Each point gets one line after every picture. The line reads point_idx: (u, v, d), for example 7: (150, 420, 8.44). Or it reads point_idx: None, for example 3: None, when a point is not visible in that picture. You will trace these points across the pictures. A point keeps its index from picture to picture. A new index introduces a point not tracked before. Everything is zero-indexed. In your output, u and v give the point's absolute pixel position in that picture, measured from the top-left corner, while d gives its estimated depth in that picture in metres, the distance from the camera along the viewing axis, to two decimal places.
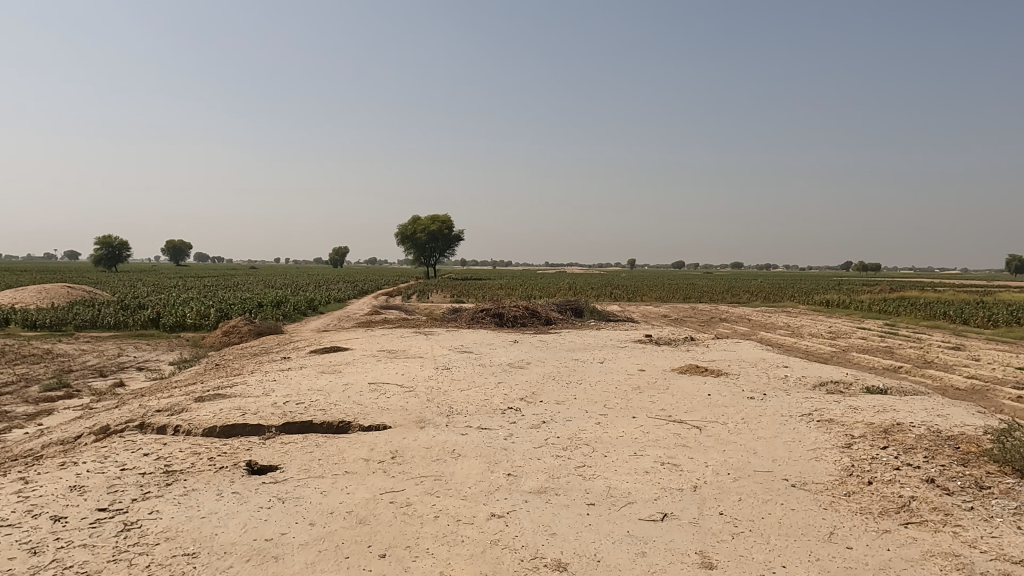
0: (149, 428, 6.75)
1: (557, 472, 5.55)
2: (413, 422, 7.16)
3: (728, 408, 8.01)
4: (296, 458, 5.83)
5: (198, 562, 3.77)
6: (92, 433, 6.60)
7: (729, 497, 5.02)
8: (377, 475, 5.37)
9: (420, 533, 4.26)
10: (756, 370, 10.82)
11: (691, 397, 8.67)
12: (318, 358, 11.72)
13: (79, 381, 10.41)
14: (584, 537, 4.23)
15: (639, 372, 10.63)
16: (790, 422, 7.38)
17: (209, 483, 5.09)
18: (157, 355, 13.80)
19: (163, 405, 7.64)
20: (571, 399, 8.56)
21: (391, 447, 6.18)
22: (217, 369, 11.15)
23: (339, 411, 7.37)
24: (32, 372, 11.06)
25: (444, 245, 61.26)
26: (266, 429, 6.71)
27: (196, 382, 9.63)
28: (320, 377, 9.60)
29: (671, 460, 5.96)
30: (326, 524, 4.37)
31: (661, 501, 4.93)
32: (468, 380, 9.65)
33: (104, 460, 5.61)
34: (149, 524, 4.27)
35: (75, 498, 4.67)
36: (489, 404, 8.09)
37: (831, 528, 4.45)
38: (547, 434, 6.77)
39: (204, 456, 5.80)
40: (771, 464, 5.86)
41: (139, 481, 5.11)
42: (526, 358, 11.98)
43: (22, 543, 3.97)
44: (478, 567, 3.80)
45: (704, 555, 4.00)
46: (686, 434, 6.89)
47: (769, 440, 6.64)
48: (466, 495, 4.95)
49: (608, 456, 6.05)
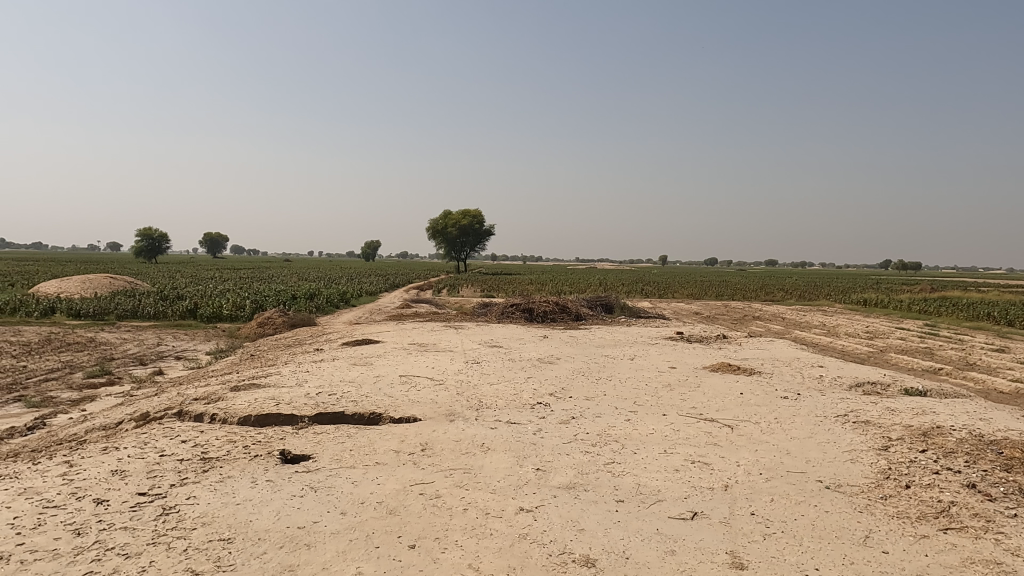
0: (187, 416, 6.93)
1: (586, 468, 5.54)
2: (444, 415, 7.21)
3: (760, 408, 7.88)
4: (329, 449, 5.92)
5: (233, 547, 3.85)
6: (132, 420, 6.79)
7: (761, 498, 4.95)
8: (407, 467, 5.43)
9: (450, 525, 4.29)
10: (789, 369, 10.64)
11: (723, 395, 8.57)
12: (349, 350, 11.88)
13: (120, 369, 10.71)
14: (613, 534, 4.21)
15: (671, 370, 10.54)
16: (825, 423, 7.23)
17: (244, 471, 5.20)
18: (193, 344, 14.14)
19: (200, 394, 7.83)
20: (601, 396, 8.53)
21: (421, 439, 6.24)
22: (251, 359, 11.39)
23: (370, 404, 7.45)
24: (76, 359, 11.43)
25: (475, 241, 61.24)
26: (299, 419, 6.83)
27: (232, 372, 9.82)
28: (352, 369, 9.74)
29: (702, 459, 5.90)
30: (357, 513, 4.42)
31: (691, 500, 4.88)
32: (497, 375, 9.68)
33: (144, 446, 5.78)
34: (186, 510, 4.38)
35: (116, 483, 4.82)
36: (518, 399, 8.11)
37: (866, 532, 4.37)
38: (576, 430, 6.76)
39: (239, 444, 5.93)
40: (804, 464, 5.77)
41: (176, 467, 5.24)
42: (555, 354, 11.91)
43: (67, 524, 4.11)
44: (507, 560, 3.81)
45: (734, 556, 3.96)
46: (717, 432, 6.81)
47: (803, 441, 6.53)
48: (496, 489, 4.97)
49: (638, 454, 6.00)
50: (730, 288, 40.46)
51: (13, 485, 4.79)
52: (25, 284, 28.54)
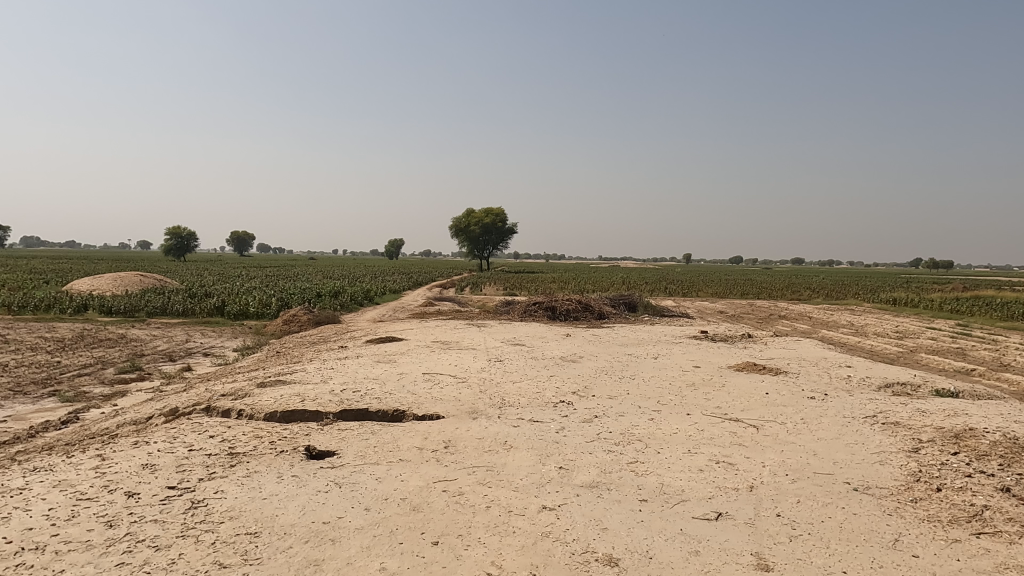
0: (215, 411, 7.05)
1: (609, 467, 5.51)
2: (466, 413, 7.23)
3: (787, 408, 7.77)
4: (353, 445, 5.98)
5: (260, 541, 3.91)
6: (161, 415, 6.92)
7: (787, 499, 4.88)
8: (430, 464, 5.46)
9: (473, 522, 4.31)
10: (817, 369, 10.48)
11: (748, 395, 8.47)
12: (373, 348, 11.97)
13: (150, 365, 10.92)
14: (637, 534, 4.18)
15: (695, 369, 10.44)
16: (853, 424, 7.10)
17: (270, 466, 5.27)
18: (221, 341, 14.37)
19: (227, 390, 7.96)
20: (624, 395, 8.48)
21: (444, 436, 6.26)
22: (277, 356, 11.55)
23: (393, 401, 7.50)
24: (108, 355, 11.69)
25: (498, 239, 61.34)
26: (324, 416, 6.90)
27: (258, 369, 9.96)
28: (376, 367, 9.81)
29: (727, 459, 5.84)
30: (381, 509, 4.46)
31: (715, 500, 4.84)
32: (520, 373, 9.68)
33: (173, 440, 5.88)
34: (214, 503, 4.45)
35: (146, 476, 4.92)
36: (540, 397, 8.11)
37: (896, 535, 4.29)
38: (599, 429, 6.73)
39: (265, 439, 6.01)
40: (832, 466, 5.68)
41: (204, 462, 5.33)
42: (578, 353, 11.87)
43: (99, 516, 4.20)
44: (530, 558, 3.82)
45: (760, 557, 3.91)
46: (742, 432, 6.74)
47: (830, 442, 6.42)
48: (518, 487, 4.98)
49: (661, 453, 5.96)
50: (755, 286, 39.91)
51: (48, 478, 4.91)
52: (59, 282, 29.25)
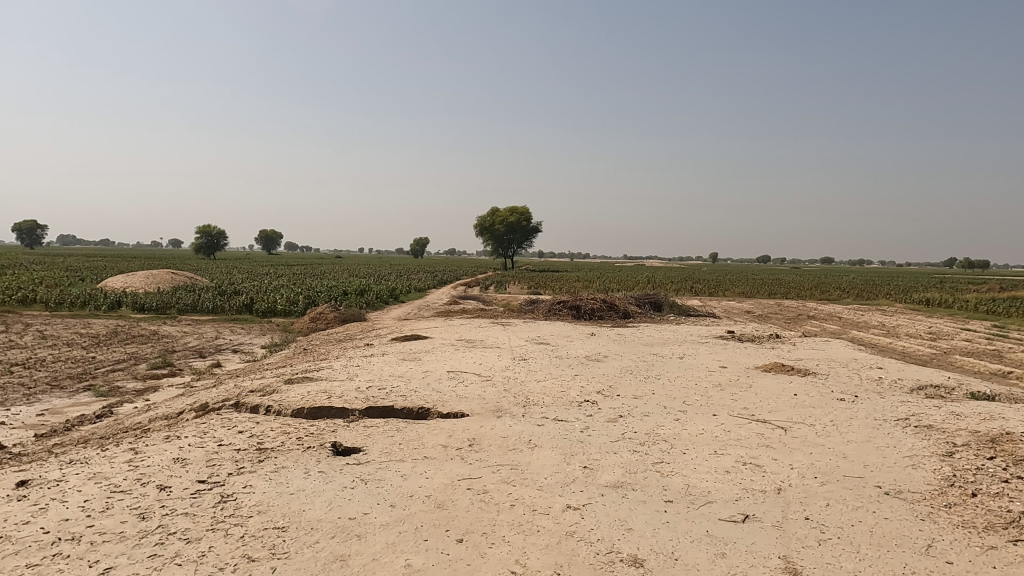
0: (243, 407, 7.16)
1: (634, 467, 5.48)
2: (491, 411, 7.25)
3: (816, 410, 7.65)
4: (378, 442, 6.03)
5: (287, 536, 3.96)
6: (192, 410, 7.05)
7: (816, 502, 4.81)
8: (455, 461, 5.49)
9: (497, 521, 4.32)
10: (847, 370, 10.30)
11: (776, 396, 8.35)
12: (398, 346, 12.05)
13: (182, 361, 11.15)
14: (662, 534, 4.16)
15: (721, 369, 10.34)
16: (884, 427, 6.97)
17: (298, 462, 5.34)
18: (249, 338, 14.61)
19: (255, 386, 8.08)
20: (649, 394, 8.42)
21: (468, 434, 6.28)
22: (305, 353, 11.70)
23: (418, 398, 7.55)
24: (140, 351, 11.95)
25: (522, 238, 61.35)
26: (350, 413, 6.97)
27: (285, 365, 10.10)
28: (401, 364, 9.88)
29: (754, 461, 5.77)
30: (406, 506, 4.49)
31: (743, 502, 4.78)
32: (544, 372, 9.67)
33: (203, 435, 6.00)
34: (243, 498, 4.53)
35: (178, 470, 5.02)
36: (565, 396, 8.09)
37: (929, 541, 4.19)
38: (624, 428, 6.70)
39: (293, 435, 6.09)
40: (862, 469, 5.57)
41: (233, 457, 5.42)
42: (603, 352, 11.83)
43: (133, 508, 4.30)
44: (554, 558, 3.81)
45: (788, 561, 3.86)
46: (770, 434, 6.65)
47: (861, 444, 6.31)
48: (543, 486, 4.97)
49: (687, 454, 5.92)
50: (783, 286, 39.32)
51: (83, 470, 5.04)
52: (93, 279, 29.96)
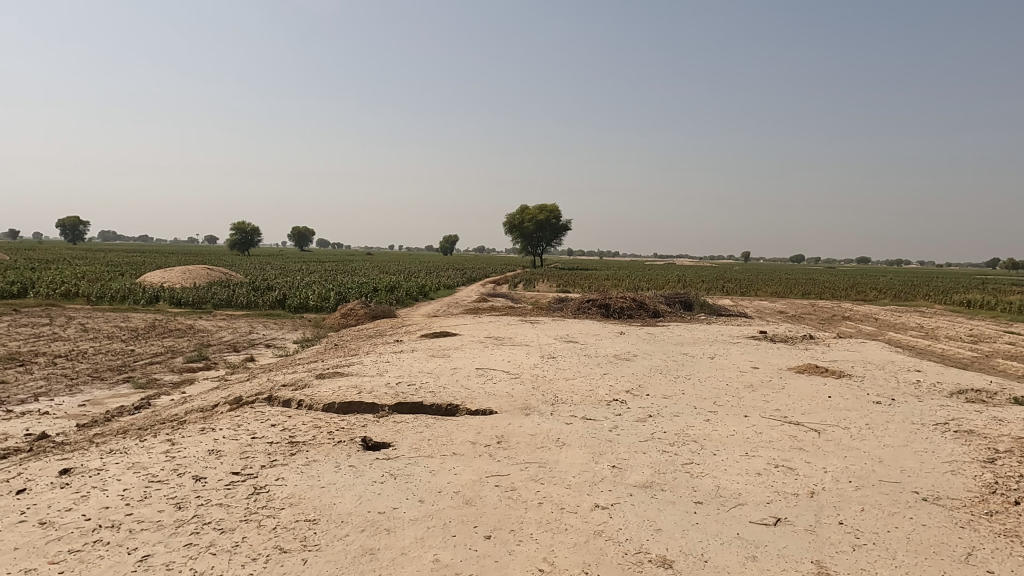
0: (276, 400, 7.29)
1: (663, 468, 5.43)
2: (519, 408, 7.25)
3: (851, 413, 7.49)
4: (407, 437, 6.07)
5: (318, 528, 4.02)
6: (226, 403, 7.20)
7: (850, 507, 4.71)
8: (483, 458, 5.51)
9: (525, 518, 4.32)
10: (884, 373, 10.06)
11: (810, 398, 8.20)
12: (427, 343, 12.12)
13: (216, 355, 11.38)
14: (691, 536, 4.12)
15: (753, 370, 10.18)
16: (922, 431, 6.79)
17: (328, 456, 5.41)
18: (282, 333, 14.85)
19: (287, 381, 8.21)
20: (680, 395, 8.34)
21: (497, 432, 6.30)
22: (335, 348, 11.86)
23: (447, 395, 7.59)
24: (177, 344, 12.24)
25: (551, 236, 61.24)
26: (380, 408, 7.03)
27: (317, 360, 10.24)
28: (430, 361, 9.94)
29: (787, 463, 5.67)
30: (434, 502, 4.52)
31: (774, 505, 4.71)
32: (573, 370, 9.63)
33: (237, 428, 6.12)
34: (275, 490, 4.61)
35: (213, 462, 5.13)
36: (594, 395, 8.05)
37: (969, 549, 4.08)
38: (653, 428, 6.64)
39: (324, 429, 6.18)
40: (899, 474, 5.44)
41: (266, 450, 5.52)
42: (632, 351, 11.74)
43: (169, 498, 4.40)
44: (582, 556, 3.80)
45: (821, 566, 3.79)
46: (803, 437, 6.53)
47: (897, 449, 6.17)
48: (571, 484, 4.96)
49: (718, 455, 5.85)
50: (817, 287, 38.49)
51: (122, 459, 5.18)
52: (132, 274, 30.70)
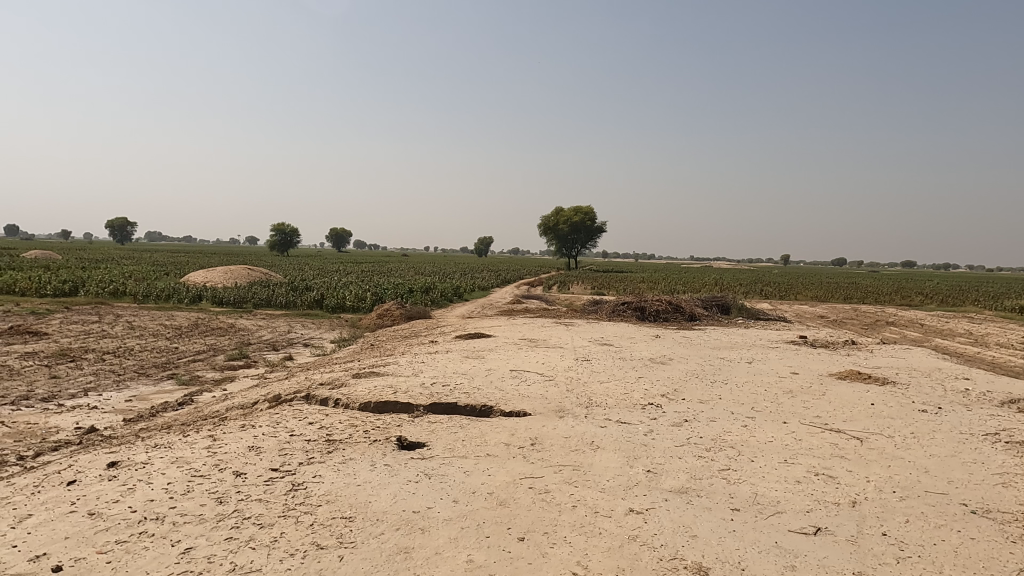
0: (313, 399, 7.41)
1: (699, 473, 5.36)
2: (554, 411, 7.24)
3: (894, 421, 7.28)
4: (442, 437, 6.12)
5: (354, 526, 4.07)
6: (265, 401, 7.35)
7: (894, 518, 4.57)
8: (517, 460, 5.51)
9: (559, 521, 4.31)
10: (930, 380, 9.75)
11: (852, 405, 8.00)
12: (462, 344, 12.20)
13: (257, 353, 11.63)
14: (728, 543, 4.06)
15: (792, 375, 9.98)
16: (971, 442, 6.56)
17: (364, 454, 5.48)
18: (320, 332, 15.11)
19: (325, 380, 8.35)
20: (717, 399, 8.22)
21: (531, 434, 6.30)
22: (372, 348, 12.01)
23: (481, 396, 7.62)
24: (219, 342, 12.55)
25: (587, 238, 60.92)
26: (415, 408, 7.10)
27: (354, 360, 10.39)
28: (465, 362, 10.01)
29: (827, 472, 5.54)
30: (468, 502, 4.54)
31: (815, 514, 4.60)
32: (607, 373, 9.58)
33: (276, 425, 6.24)
34: (313, 487, 4.68)
35: (252, 458, 5.24)
36: (629, 398, 8.00)
37: (1021, 565, 3.92)
38: (689, 433, 6.56)
39: (360, 428, 6.26)
40: (946, 485, 5.27)
41: (303, 447, 5.62)
42: (668, 355, 11.62)
43: (211, 492, 4.51)
44: (616, 561, 3.77)
45: None
46: (844, 444, 6.38)
47: (944, 459, 5.97)
48: (605, 488, 4.93)
49: (755, 462, 5.74)
50: (860, 291, 37.54)
51: (167, 454, 5.33)
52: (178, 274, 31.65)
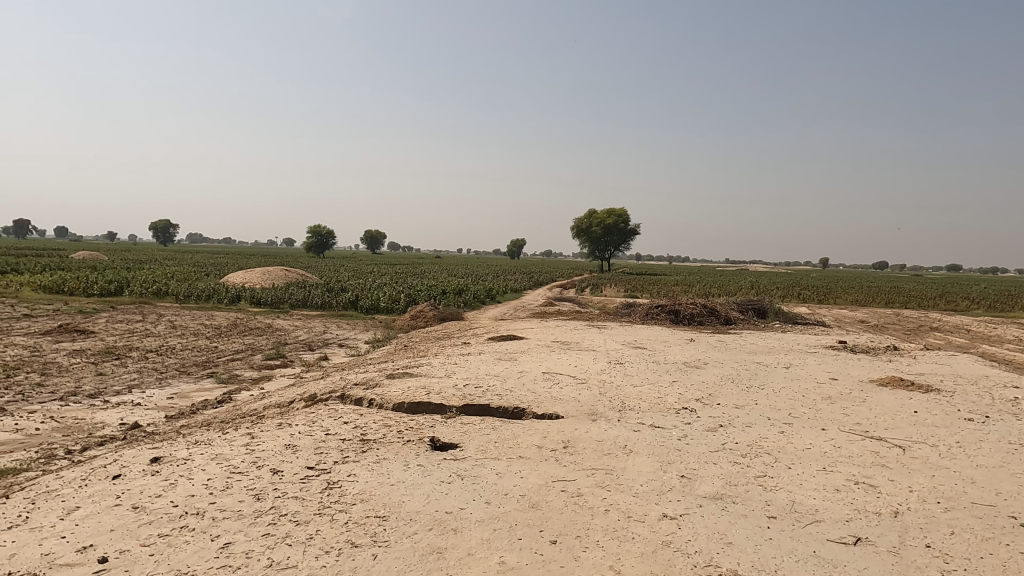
0: (348, 398, 7.51)
1: (735, 479, 5.28)
2: (586, 414, 7.20)
3: (939, 430, 7.06)
4: (474, 439, 6.14)
5: (388, 525, 4.11)
6: (301, 400, 7.47)
7: (939, 529, 4.44)
8: (549, 463, 5.50)
9: (591, 525, 4.29)
10: (977, 388, 9.43)
11: (894, 413, 7.78)
12: (495, 345, 12.24)
13: (293, 353, 11.85)
14: (765, 551, 3.98)
15: (831, 381, 9.75)
16: (1021, 453, 6.32)
17: (398, 454, 5.53)
18: (354, 333, 15.31)
19: (359, 380, 8.45)
20: (752, 404, 8.09)
21: (563, 436, 6.28)
22: (405, 349, 12.12)
23: (514, 398, 7.63)
24: (257, 342, 12.81)
25: (620, 241, 60.42)
26: (447, 409, 7.14)
27: (387, 361, 10.50)
28: (497, 363, 10.03)
29: (868, 480, 5.40)
30: (501, 504, 4.55)
31: (854, 524, 4.49)
32: (640, 377, 9.51)
33: (312, 424, 6.34)
34: (348, 486, 4.75)
35: (289, 456, 5.33)
36: (662, 402, 7.92)
37: None
38: (724, 438, 6.47)
39: (394, 428, 6.33)
40: (993, 497, 5.09)
41: (338, 446, 5.70)
42: (702, 359, 11.46)
43: (249, 489, 4.61)
44: (649, 566, 3.74)
45: None
46: (885, 453, 6.21)
47: (992, 470, 5.77)
48: (638, 493, 4.88)
49: (793, 469, 5.63)
50: (903, 295, 36.52)
51: (207, 450, 5.46)
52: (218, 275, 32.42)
